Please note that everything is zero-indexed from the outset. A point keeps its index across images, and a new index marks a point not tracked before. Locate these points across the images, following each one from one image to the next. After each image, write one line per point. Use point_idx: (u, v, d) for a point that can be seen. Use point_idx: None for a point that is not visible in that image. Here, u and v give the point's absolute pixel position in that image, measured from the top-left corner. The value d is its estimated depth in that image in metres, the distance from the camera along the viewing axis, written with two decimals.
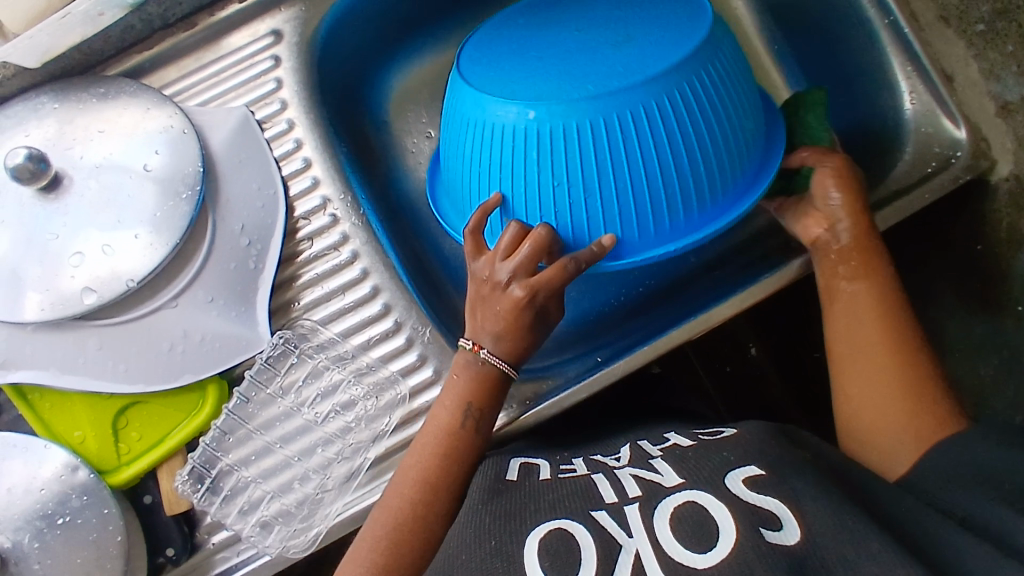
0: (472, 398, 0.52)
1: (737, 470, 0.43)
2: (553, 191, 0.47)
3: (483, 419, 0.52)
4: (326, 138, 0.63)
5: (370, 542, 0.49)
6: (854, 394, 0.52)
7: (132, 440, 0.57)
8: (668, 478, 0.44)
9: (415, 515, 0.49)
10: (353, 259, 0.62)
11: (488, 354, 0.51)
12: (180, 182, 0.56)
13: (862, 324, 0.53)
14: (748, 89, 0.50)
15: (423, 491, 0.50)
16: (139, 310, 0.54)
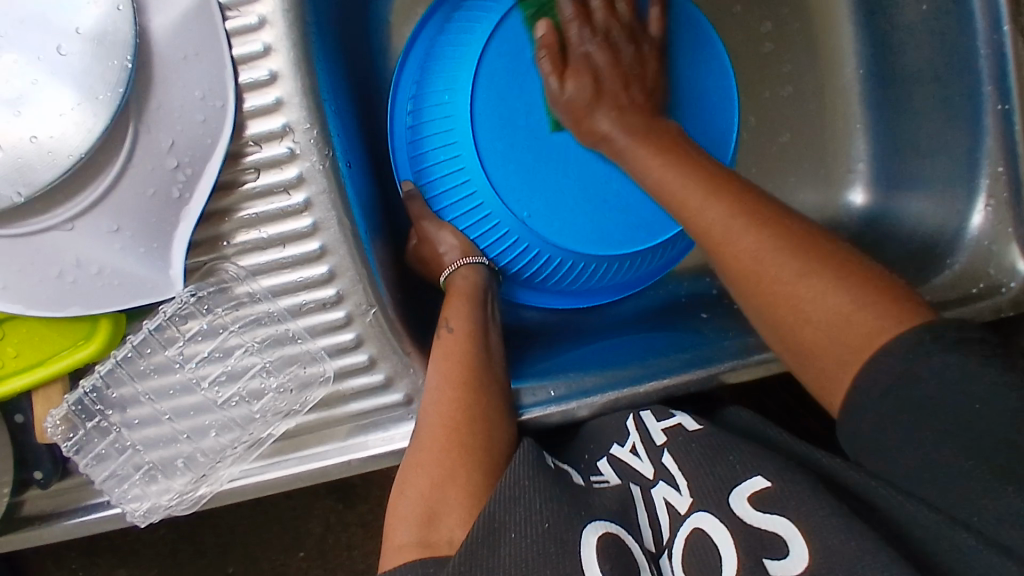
0: (450, 314, 0.55)
1: (746, 482, 0.42)
2: (451, 149, 0.57)
3: (461, 325, 0.54)
4: (302, 49, 0.50)
5: (421, 462, 0.46)
6: (772, 307, 0.46)
7: (6, 356, 0.49)
8: (681, 497, 0.44)
9: (448, 423, 0.48)
10: (304, 207, 0.52)
11: (450, 272, 0.57)
12: (97, 77, 0.44)
13: None
14: (640, 262, 0.62)
15: (448, 403, 0.49)
16: (27, 225, 0.45)
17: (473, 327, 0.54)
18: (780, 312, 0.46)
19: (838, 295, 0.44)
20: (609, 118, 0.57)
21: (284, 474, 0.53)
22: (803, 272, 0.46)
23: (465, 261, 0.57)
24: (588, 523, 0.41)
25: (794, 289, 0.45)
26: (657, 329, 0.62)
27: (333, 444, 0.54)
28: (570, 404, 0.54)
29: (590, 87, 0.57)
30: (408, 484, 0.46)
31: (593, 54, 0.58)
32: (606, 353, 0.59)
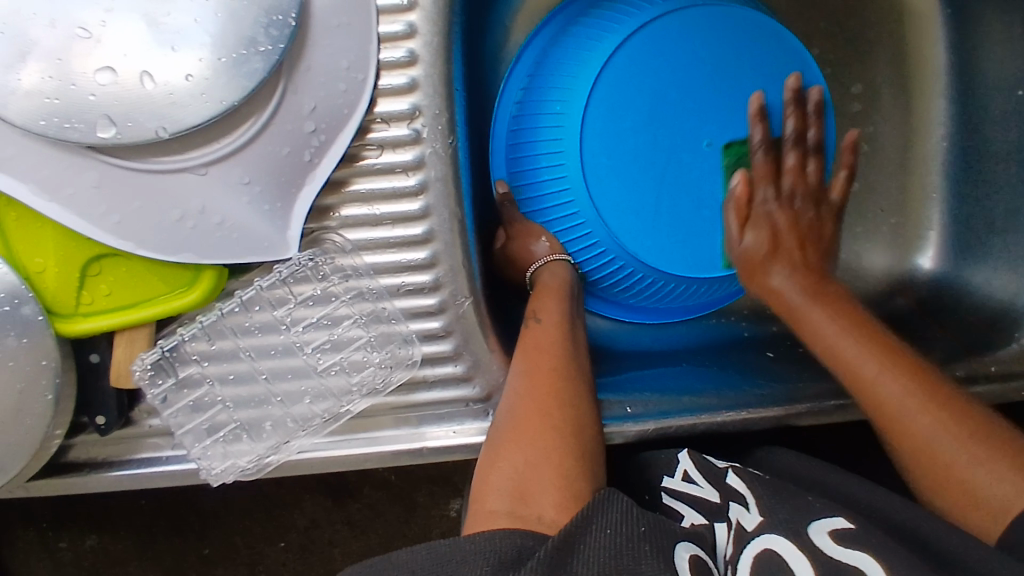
0: (537, 303, 0.56)
1: (823, 520, 0.44)
2: (554, 158, 0.57)
3: (551, 316, 0.55)
4: (444, 35, 0.51)
5: (514, 440, 0.47)
6: (902, 439, 0.47)
7: (98, 293, 0.48)
8: (749, 516, 0.46)
9: (540, 401, 0.49)
10: (418, 191, 0.52)
11: (537, 266, 0.58)
12: (259, 27, 0.43)
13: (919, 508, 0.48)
14: (720, 286, 0.62)
15: (541, 382, 0.50)
16: (159, 163, 0.44)
17: (562, 319, 0.55)
18: (884, 417, 0.49)
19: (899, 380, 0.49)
20: (781, 276, 0.58)
21: (352, 453, 0.53)
22: (909, 387, 0.48)
23: (551, 258, 0.59)
24: (680, 542, 0.42)
25: (917, 423, 0.47)
26: (730, 361, 0.63)
27: (403, 428, 0.54)
28: (647, 423, 0.54)
29: (769, 242, 0.59)
30: (496, 461, 0.46)
31: (774, 216, 0.59)
32: (680, 377, 0.60)
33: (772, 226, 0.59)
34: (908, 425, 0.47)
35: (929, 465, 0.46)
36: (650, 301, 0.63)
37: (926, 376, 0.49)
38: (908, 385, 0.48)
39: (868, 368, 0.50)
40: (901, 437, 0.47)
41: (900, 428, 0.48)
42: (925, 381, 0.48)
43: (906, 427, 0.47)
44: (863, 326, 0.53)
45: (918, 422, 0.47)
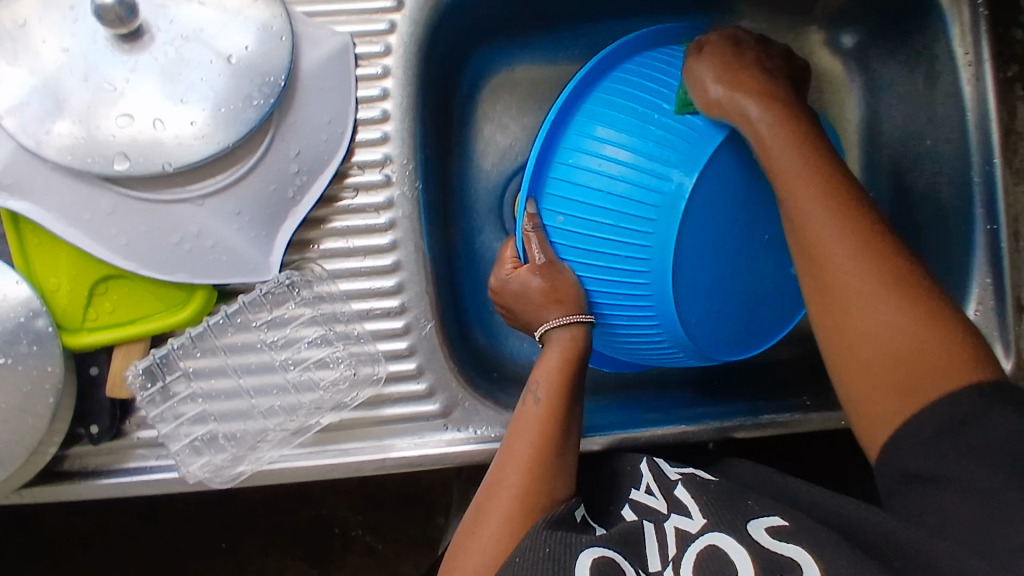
0: (540, 375, 0.54)
1: (760, 520, 0.46)
2: (604, 202, 0.51)
3: (550, 396, 0.53)
4: (414, 98, 0.60)
5: (484, 536, 0.49)
6: (842, 314, 0.45)
7: (102, 310, 0.55)
8: (693, 521, 0.48)
9: (519, 502, 0.49)
10: (388, 227, 0.60)
11: (547, 327, 0.54)
12: (255, 85, 0.53)
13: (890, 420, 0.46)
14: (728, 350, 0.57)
15: (522, 477, 0.50)
16: (163, 194, 0.52)
17: (559, 404, 0.53)
18: (849, 295, 0.45)
19: (891, 313, 0.44)
20: (756, 112, 0.49)
21: (320, 463, 0.57)
22: (845, 244, 0.45)
23: (567, 321, 0.54)
24: (584, 549, 0.45)
25: (856, 300, 0.45)
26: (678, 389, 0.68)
27: (369, 441, 0.58)
28: (596, 436, 0.60)
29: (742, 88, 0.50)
30: (464, 553, 0.50)
31: (757, 127, 0.49)
32: (633, 403, 0.65)
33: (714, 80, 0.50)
34: (866, 327, 0.44)
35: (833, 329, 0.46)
36: (655, 356, 0.57)
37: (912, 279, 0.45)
38: (876, 259, 0.45)
39: (833, 232, 0.45)
40: (828, 330, 0.46)
41: (852, 331, 0.45)
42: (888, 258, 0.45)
43: (859, 320, 0.44)
44: (871, 240, 0.45)
45: (874, 317, 0.44)
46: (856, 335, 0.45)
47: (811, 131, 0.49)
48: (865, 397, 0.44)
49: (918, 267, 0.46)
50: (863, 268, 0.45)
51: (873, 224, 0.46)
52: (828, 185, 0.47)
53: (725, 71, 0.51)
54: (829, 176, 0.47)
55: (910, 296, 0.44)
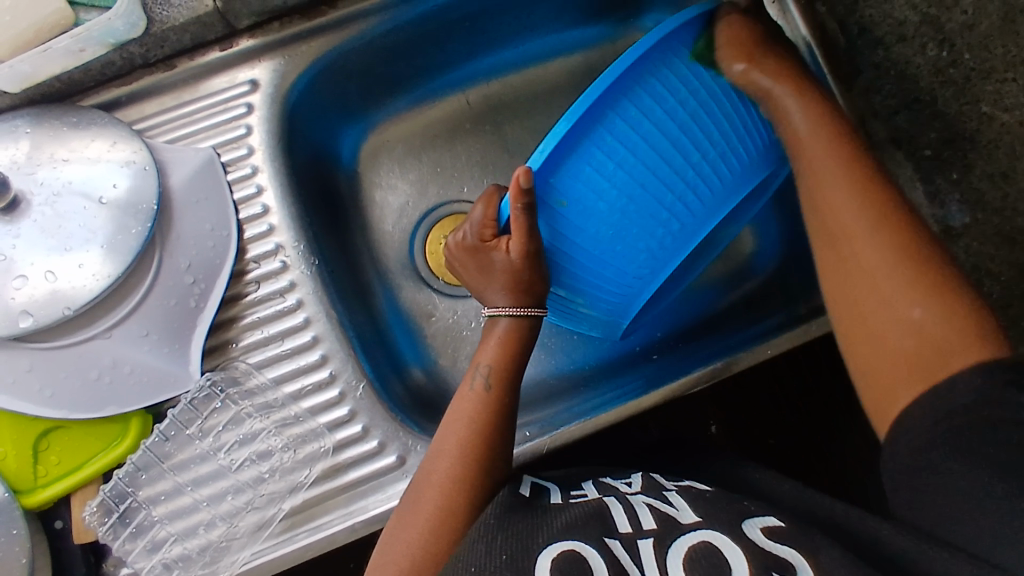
0: (490, 359, 0.56)
1: (755, 518, 0.44)
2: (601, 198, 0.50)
3: (496, 379, 0.56)
4: (288, 187, 0.64)
5: (421, 516, 0.51)
6: (859, 328, 0.47)
7: (50, 464, 0.57)
8: (682, 512, 0.46)
9: (456, 482, 0.52)
10: (297, 307, 0.63)
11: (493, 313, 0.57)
12: (132, 216, 0.57)
13: (912, 321, 0.45)
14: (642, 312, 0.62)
15: (465, 458, 0.53)
16: (72, 337, 0.55)
17: (506, 389, 0.56)
18: (849, 265, 0.48)
19: (910, 310, 0.45)
20: (795, 106, 0.53)
21: (294, 548, 0.57)
22: (890, 285, 0.46)
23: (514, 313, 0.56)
24: (543, 551, 0.43)
25: (867, 258, 0.47)
26: (619, 373, 0.71)
27: (336, 511, 0.59)
28: (541, 439, 0.63)
29: (788, 75, 0.54)
30: (397, 537, 0.52)
31: (774, 86, 0.54)
32: (572, 405, 0.68)
33: (760, 64, 0.54)
34: (876, 328, 0.46)
35: (866, 336, 0.47)
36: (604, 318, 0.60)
37: (935, 277, 0.45)
38: (914, 285, 0.46)
39: (888, 281, 0.46)
40: (843, 313, 0.49)
41: (903, 354, 0.45)
42: (933, 259, 0.46)
43: (877, 355, 0.46)
44: (907, 228, 0.47)
45: (873, 255, 0.47)
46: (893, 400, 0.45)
47: (849, 140, 0.52)
48: (879, 390, 0.46)
49: (957, 322, 0.44)
50: (881, 251, 0.47)
51: (896, 225, 0.47)
52: (850, 165, 0.50)
53: (739, 44, 0.54)
54: (850, 155, 0.50)
55: (944, 316, 0.44)
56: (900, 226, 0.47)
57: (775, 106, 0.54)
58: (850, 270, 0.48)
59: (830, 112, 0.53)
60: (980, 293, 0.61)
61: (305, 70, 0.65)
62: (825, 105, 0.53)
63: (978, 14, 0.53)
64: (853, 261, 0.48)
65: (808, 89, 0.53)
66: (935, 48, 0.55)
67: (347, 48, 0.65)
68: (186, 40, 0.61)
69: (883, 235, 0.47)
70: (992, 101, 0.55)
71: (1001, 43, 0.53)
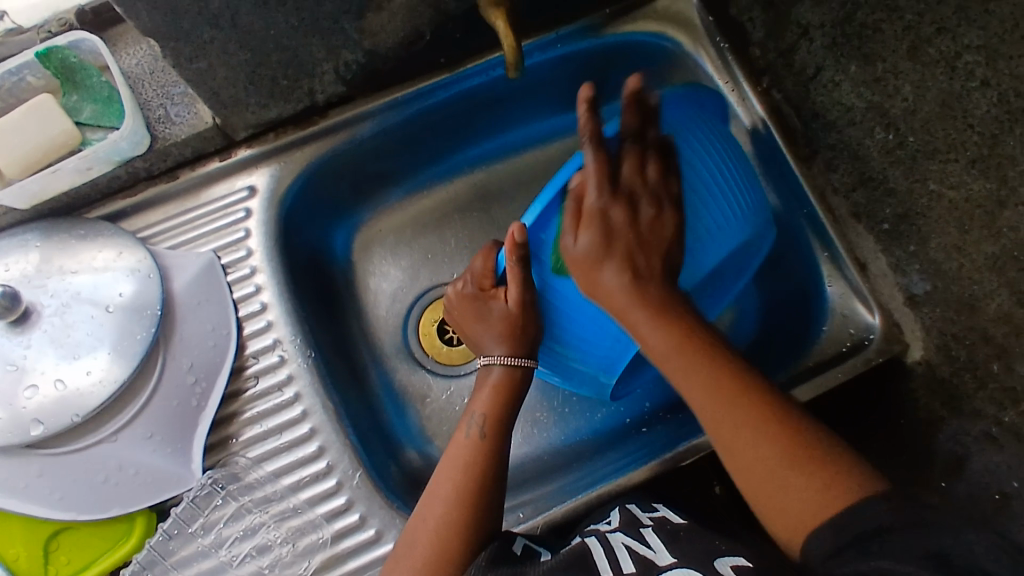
0: (485, 409, 0.58)
1: (727, 555, 0.45)
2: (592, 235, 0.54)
3: (489, 425, 0.58)
4: (284, 284, 0.68)
5: (412, 563, 0.53)
6: (731, 448, 0.50)
7: (60, 563, 0.59)
8: (659, 554, 0.47)
9: (447, 529, 0.53)
10: (294, 400, 0.65)
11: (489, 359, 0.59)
12: (137, 322, 0.60)
13: (767, 456, 0.48)
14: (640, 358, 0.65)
15: (457, 505, 0.54)
16: (80, 442, 0.58)
17: (499, 434, 0.58)
18: (724, 425, 0.50)
19: (763, 449, 0.48)
20: (612, 276, 0.53)
21: None
22: (748, 421, 0.49)
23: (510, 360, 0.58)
24: None
25: (703, 412, 0.51)
26: (611, 446, 0.73)
27: None
28: (536, 519, 0.64)
29: (602, 241, 0.52)
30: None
31: (607, 207, 0.53)
32: (567, 482, 0.69)
33: (617, 166, 0.54)
34: (746, 463, 0.49)
35: (749, 473, 0.48)
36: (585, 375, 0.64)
37: (777, 410, 0.50)
38: (775, 438, 0.48)
39: (743, 416, 0.49)
40: (739, 473, 0.49)
41: (774, 486, 0.47)
42: (768, 411, 0.50)
43: (745, 461, 0.49)
44: (748, 390, 0.51)
45: (753, 442, 0.48)
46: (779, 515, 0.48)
47: (687, 318, 0.54)
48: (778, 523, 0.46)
49: (821, 451, 0.48)
50: (718, 410, 0.50)
51: (758, 389, 0.51)
52: (703, 351, 0.52)
53: (574, 213, 0.53)
54: (694, 348, 0.52)
55: (795, 451, 0.47)
56: (730, 375, 0.51)
57: (614, 253, 0.53)
58: (707, 418, 0.51)
59: (634, 257, 0.53)
60: (947, 367, 0.61)
61: (300, 174, 0.69)
62: (643, 264, 0.53)
63: (919, 101, 0.54)
64: (742, 471, 0.49)
65: (637, 254, 0.53)
66: (882, 131, 0.58)
67: (337, 152, 0.70)
68: (187, 153, 0.66)
69: (757, 390, 0.51)
70: (938, 180, 0.55)
71: (941, 128, 0.53)
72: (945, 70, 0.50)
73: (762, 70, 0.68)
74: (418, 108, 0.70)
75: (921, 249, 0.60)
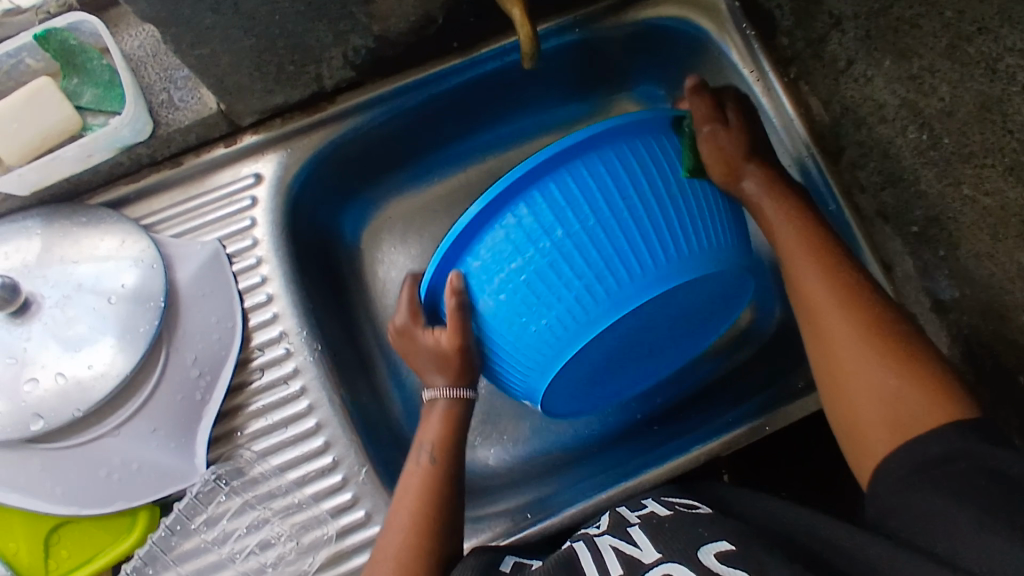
0: (430, 437, 0.57)
1: (709, 543, 0.44)
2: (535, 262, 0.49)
3: (444, 450, 0.56)
4: (290, 275, 0.66)
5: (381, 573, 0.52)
6: (837, 373, 0.51)
7: (61, 557, 0.59)
8: (645, 552, 0.45)
9: (412, 542, 0.53)
10: (300, 393, 0.64)
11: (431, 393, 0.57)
12: (140, 315, 0.59)
13: (876, 383, 0.48)
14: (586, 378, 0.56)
15: (419, 526, 0.53)
16: (81, 437, 0.57)
17: (449, 461, 0.56)
18: (822, 331, 0.52)
19: (890, 376, 0.48)
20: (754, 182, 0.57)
21: None
22: (866, 353, 0.49)
23: (452, 391, 0.56)
24: None
25: (829, 308, 0.52)
26: (621, 444, 0.72)
27: None
28: (543, 520, 0.63)
29: (724, 156, 0.56)
30: None
31: (722, 138, 0.57)
32: (575, 481, 0.68)
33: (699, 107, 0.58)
34: (857, 384, 0.49)
35: (839, 399, 0.50)
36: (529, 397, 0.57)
37: (910, 361, 0.49)
38: (870, 337, 0.50)
39: (849, 323, 0.51)
40: (820, 352, 0.52)
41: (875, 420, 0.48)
42: (903, 356, 0.49)
43: (838, 338, 0.51)
44: (879, 322, 0.50)
45: (840, 324, 0.51)
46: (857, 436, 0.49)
47: (830, 239, 0.55)
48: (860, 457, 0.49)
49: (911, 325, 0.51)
50: (831, 301, 0.52)
51: (892, 337, 0.50)
52: (822, 253, 0.54)
53: (703, 103, 0.58)
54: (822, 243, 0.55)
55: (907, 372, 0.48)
56: (856, 311, 0.51)
57: (747, 168, 0.57)
58: (809, 307, 0.53)
59: (772, 169, 0.58)
60: (971, 374, 0.60)
61: (306, 161, 0.67)
62: (783, 186, 0.57)
63: (955, 102, 0.51)
64: (833, 367, 0.51)
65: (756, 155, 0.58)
66: (915, 131, 0.55)
67: (345, 138, 0.67)
68: (191, 139, 0.64)
69: (868, 295, 0.52)
70: (973, 185, 0.52)
71: (979, 131, 0.50)
72: (985, 71, 0.48)
73: (789, 60, 0.65)
74: (428, 95, 0.67)
75: (952, 254, 0.58)
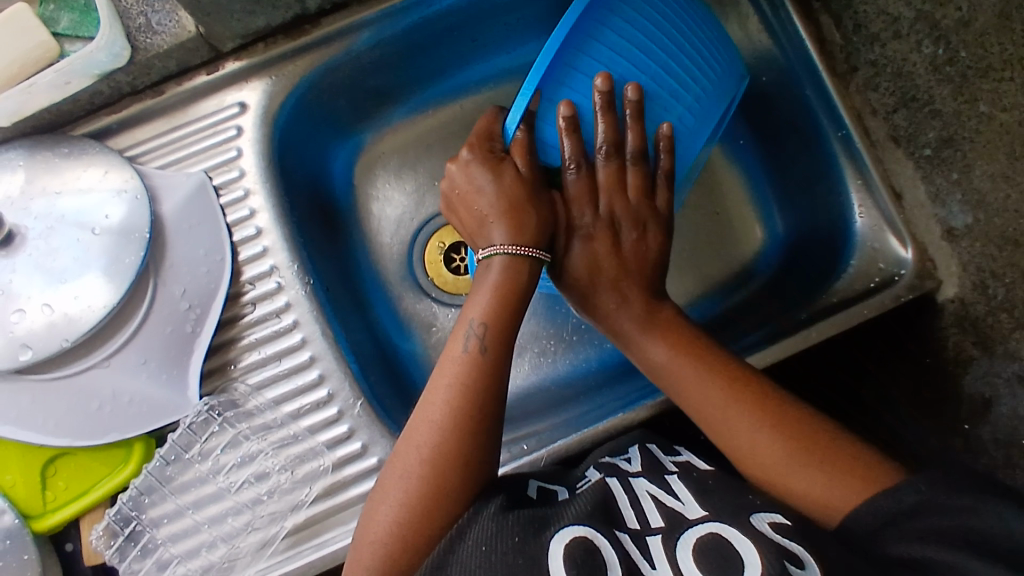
0: (490, 318, 0.52)
1: (764, 512, 0.44)
2: None
3: (497, 341, 0.53)
4: (281, 207, 0.65)
5: (397, 494, 0.50)
6: (727, 439, 0.50)
7: (58, 490, 0.59)
8: (689, 506, 0.45)
9: (444, 463, 0.50)
10: (293, 326, 0.63)
11: (485, 249, 0.53)
12: (125, 246, 0.58)
13: (814, 485, 0.46)
14: None
15: (457, 436, 0.50)
16: (71, 368, 0.57)
17: (498, 352, 0.52)
18: (759, 474, 0.49)
19: (818, 477, 0.46)
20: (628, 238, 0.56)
21: (300, 564, 0.57)
22: (790, 454, 0.48)
23: (510, 249, 0.52)
24: (555, 534, 0.44)
25: (741, 445, 0.49)
26: (616, 380, 0.71)
27: (337, 529, 0.59)
28: (538, 452, 0.62)
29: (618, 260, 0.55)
30: (371, 520, 0.50)
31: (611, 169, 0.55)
32: (572, 415, 0.67)
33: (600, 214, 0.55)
34: (798, 490, 0.47)
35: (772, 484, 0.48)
36: None
37: (837, 447, 0.48)
38: (781, 429, 0.49)
39: (744, 418, 0.49)
40: (748, 461, 0.49)
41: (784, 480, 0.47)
42: (803, 427, 0.49)
43: (750, 444, 0.49)
44: (777, 404, 0.50)
45: (752, 435, 0.49)
46: (789, 495, 0.47)
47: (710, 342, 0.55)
48: (807, 509, 0.47)
49: (800, 407, 0.51)
50: (726, 373, 0.52)
51: (801, 415, 0.50)
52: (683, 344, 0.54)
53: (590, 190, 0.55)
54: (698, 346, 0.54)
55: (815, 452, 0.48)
56: (787, 421, 0.49)
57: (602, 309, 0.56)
58: (701, 418, 0.52)
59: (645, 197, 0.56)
60: (982, 305, 0.57)
61: (292, 88, 0.64)
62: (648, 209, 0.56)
63: (975, 10, 0.49)
64: (741, 457, 0.50)
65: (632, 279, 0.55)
66: (931, 44, 0.52)
67: (333, 64, 0.65)
68: (171, 65, 0.62)
69: (750, 384, 0.51)
70: (991, 101, 0.50)
71: (998, 39, 0.48)
72: None
73: None
74: (416, 17, 0.64)
75: (966, 176, 0.55)
